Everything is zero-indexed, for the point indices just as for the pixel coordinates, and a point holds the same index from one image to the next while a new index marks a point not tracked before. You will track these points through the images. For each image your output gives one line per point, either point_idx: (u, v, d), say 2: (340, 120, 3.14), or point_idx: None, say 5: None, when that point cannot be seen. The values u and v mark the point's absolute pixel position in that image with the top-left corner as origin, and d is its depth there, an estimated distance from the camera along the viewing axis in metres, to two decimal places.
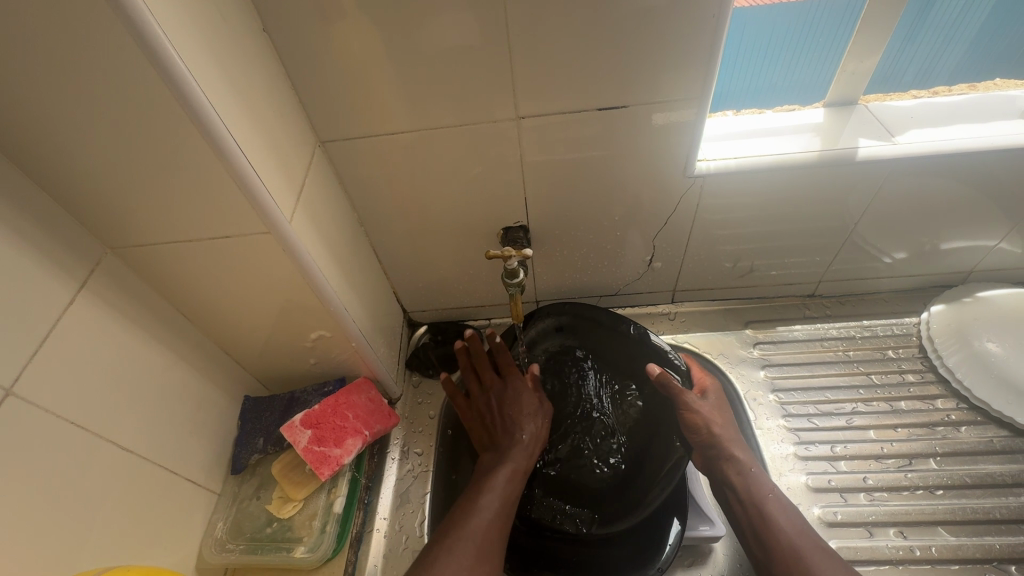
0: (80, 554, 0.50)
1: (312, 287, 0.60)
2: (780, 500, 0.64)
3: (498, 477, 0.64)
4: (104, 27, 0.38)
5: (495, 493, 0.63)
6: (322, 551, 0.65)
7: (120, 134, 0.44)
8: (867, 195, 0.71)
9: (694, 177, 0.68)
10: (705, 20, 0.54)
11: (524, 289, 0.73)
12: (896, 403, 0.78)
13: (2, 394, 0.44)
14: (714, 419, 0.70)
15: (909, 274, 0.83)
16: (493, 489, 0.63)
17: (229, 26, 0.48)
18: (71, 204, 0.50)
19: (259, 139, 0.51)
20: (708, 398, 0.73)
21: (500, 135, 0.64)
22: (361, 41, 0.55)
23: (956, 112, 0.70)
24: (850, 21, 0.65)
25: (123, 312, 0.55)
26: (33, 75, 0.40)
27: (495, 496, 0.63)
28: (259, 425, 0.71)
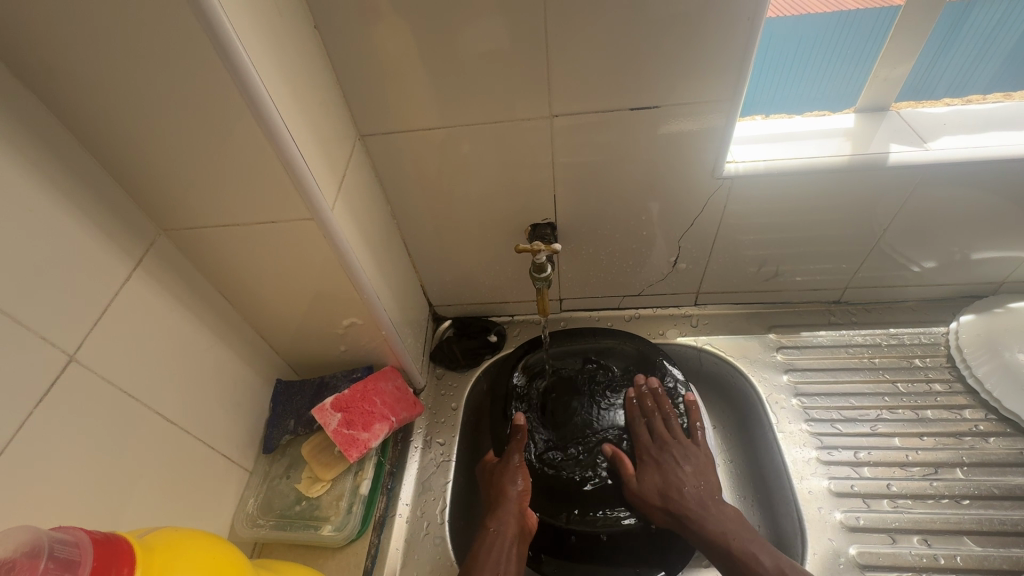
0: (126, 519, 0.53)
1: (349, 274, 0.62)
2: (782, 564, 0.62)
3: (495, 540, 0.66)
4: (175, 19, 0.41)
5: (506, 555, 0.65)
6: (348, 530, 0.67)
7: (182, 122, 0.47)
8: (898, 201, 0.71)
9: (723, 178, 0.69)
10: (739, 23, 0.55)
11: (550, 285, 0.75)
12: (922, 411, 0.77)
13: (65, 360, 0.47)
14: (683, 480, 0.69)
15: (938, 283, 0.83)
16: (503, 554, 0.65)
17: (284, 22, 0.51)
18: (131, 187, 0.53)
19: (307, 130, 0.54)
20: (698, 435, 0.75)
21: (533, 134, 0.66)
22: (404, 39, 0.58)
23: (991, 119, 0.69)
24: (882, 31, 0.65)
25: (172, 292, 0.59)
26: (108, 66, 0.44)
27: (505, 562, 0.64)
28: (291, 407, 0.74)
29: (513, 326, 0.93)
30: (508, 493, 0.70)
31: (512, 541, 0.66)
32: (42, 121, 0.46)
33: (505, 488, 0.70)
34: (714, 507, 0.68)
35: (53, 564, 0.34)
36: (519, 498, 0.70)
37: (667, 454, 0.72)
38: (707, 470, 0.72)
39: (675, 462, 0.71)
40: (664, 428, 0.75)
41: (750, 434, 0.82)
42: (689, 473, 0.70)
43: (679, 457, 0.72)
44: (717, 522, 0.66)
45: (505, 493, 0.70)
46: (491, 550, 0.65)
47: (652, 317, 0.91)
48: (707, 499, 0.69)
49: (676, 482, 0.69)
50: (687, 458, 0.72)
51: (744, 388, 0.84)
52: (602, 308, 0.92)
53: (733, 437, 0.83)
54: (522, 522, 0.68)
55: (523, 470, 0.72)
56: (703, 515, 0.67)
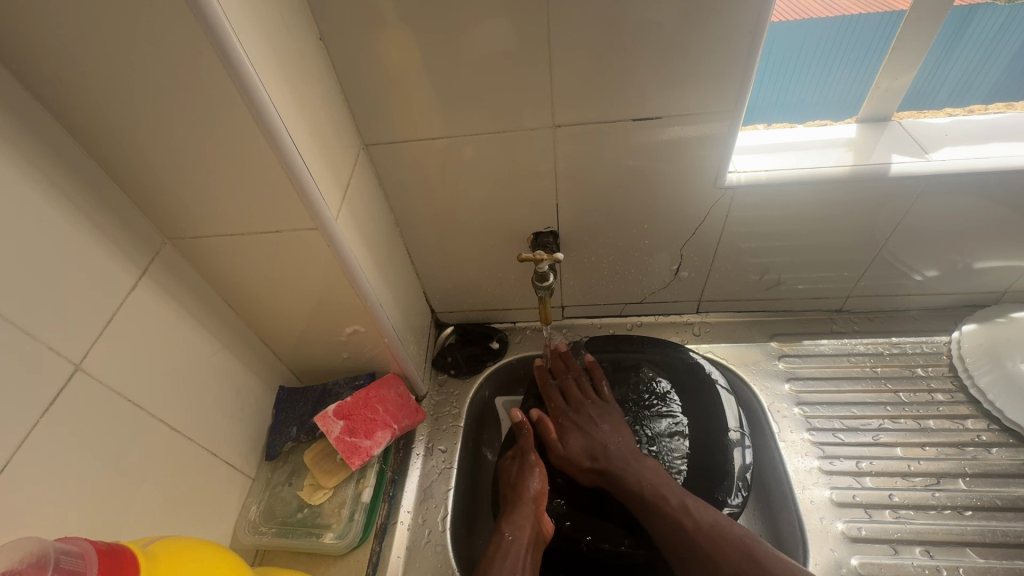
0: (129, 526, 0.53)
1: (352, 283, 0.62)
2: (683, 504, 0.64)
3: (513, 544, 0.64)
4: (183, 32, 0.41)
5: (523, 562, 0.62)
6: (350, 538, 0.67)
7: (189, 133, 0.48)
8: (900, 212, 0.71)
9: (724, 188, 0.69)
10: (740, 35, 0.55)
11: (552, 293, 0.75)
12: (924, 421, 0.77)
13: (71, 368, 0.48)
14: (603, 437, 0.73)
15: (940, 292, 0.83)
16: (521, 556, 0.63)
17: (290, 34, 0.51)
18: (137, 196, 0.53)
19: (311, 140, 0.54)
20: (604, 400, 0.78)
21: (536, 143, 0.66)
22: (409, 50, 0.58)
23: (993, 130, 0.70)
24: (882, 42, 0.66)
25: (177, 300, 0.59)
26: (117, 78, 0.44)
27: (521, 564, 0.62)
28: (293, 414, 0.74)
29: (515, 333, 0.93)
30: (525, 495, 0.69)
31: (528, 543, 0.65)
32: (51, 132, 0.46)
33: (522, 487, 0.70)
34: (631, 459, 0.70)
35: (59, 574, 0.34)
36: (536, 499, 0.69)
37: (585, 416, 0.76)
38: (623, 426, 0.75)
39: (594, 422, 0.75)
40: (579, 391, 0.79)
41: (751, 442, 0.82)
42: (607, 432, 0.74)
43: (596, 416, 0.76)
44: (636, 471, 0.69)
45: (522, 493, 0.69)
46: (508, 552, 0.63)
47: (654, 325, 0.91)
48: (627, 454, 0.71)
49: (601, 441, 0.73)
50: (603, 416, 0.76)
51: (745, 396, 0.83)
52: (604, 316, 0.92)
53: None
54: (538, 524, 0.67)
55: (540, 470, 0.72)
56: (623, 468, 0.69)
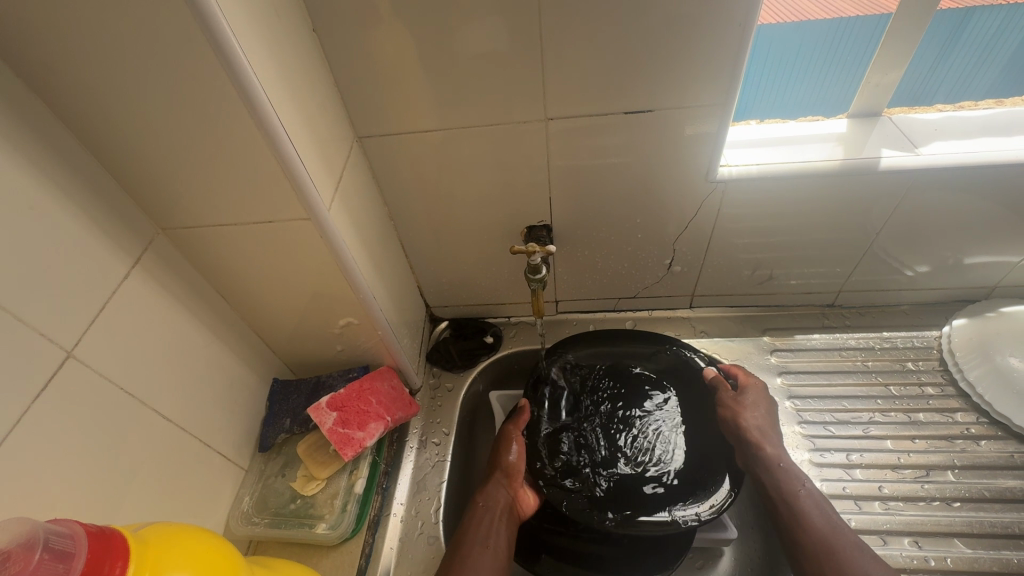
0: (121, 514, 0.53)
1: (345, 274, 0.63)
2: (812, 497, 0.65)
3: (488, 515, 0.66)
4: (175, 19, 0.42)
5: (495, 531, 0.65)
6: (342, 529, 0.67)
7: (182, 121, 0.48)
8: (890, 206, 0.72)
9: (716, 182, 0.69)
10: (731, 29, 0.56)
11: (545, 286, 0.76)
12: (914, 414, 0.77)
13: (63, 355, 0.48)
14: (746, 414, 0.71)
15: (932, 287, 0.83)
16: (493, 528, 0.65)
17: (283, 25, 0.52)
18: (130, 185, 0.54)
19: (304, 131, 0.54)
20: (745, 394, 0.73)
21: (528, 137, 0.66)
22: (402, 42, 0.58)
23: (981, 125, 0.70)
24: (870, 43, 0.67)
25: (170, 291, 0.59)
26: (108, 65, 0.44)
27: (494, 534, 0.65)
28: (287, 406, 0.74)
29: (509, 327, 0.94)
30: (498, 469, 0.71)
31: (502, 514, 0.67)
32: (43, 119, 0.47)
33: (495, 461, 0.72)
34: (774, 440, 0.70)
35: (48, 554, 0.34)
36: (512, 473, 0.71)
37: (746, 398, 0.73)
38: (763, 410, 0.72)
39: (755, 408, 0.72)
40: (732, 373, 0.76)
41: None
42: (764, 417, 0.71)
43: (756, 402, 0.72)
44: (792, 473, 0.67)
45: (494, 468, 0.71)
46: (481, 522, 0.65)
47: (647, 319, 0.92)
48: (780, 453, 0.69)
49: (761, 428, 0.70)
50: (758, 403, 0.72)
51: None
52: (597, 311, 0.93)
53: None
54: (510, 496, 0.69)
55: (519, 445, 0.73)
56: (768, 459, 0.68)
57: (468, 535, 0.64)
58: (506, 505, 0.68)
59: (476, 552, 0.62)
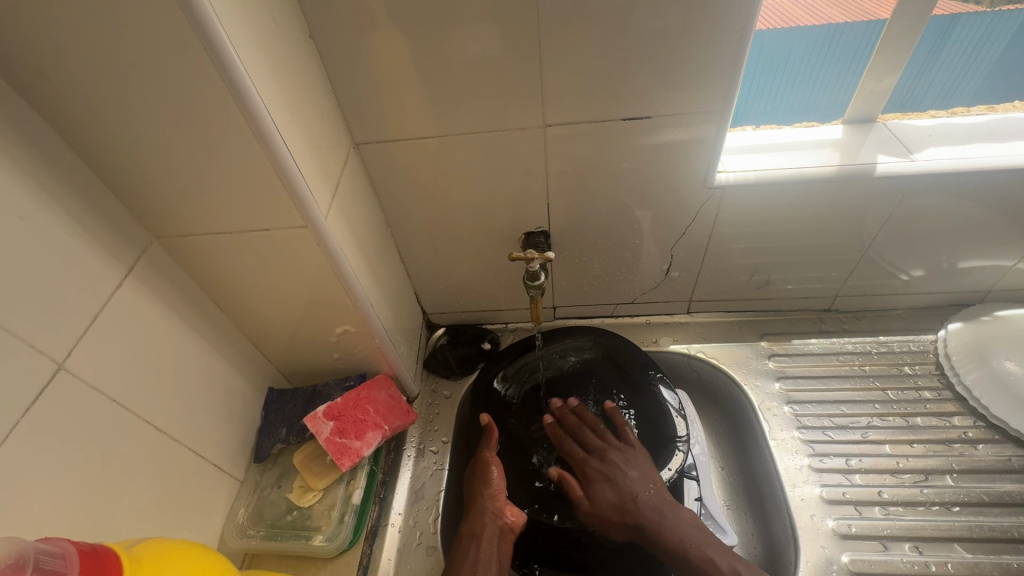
0: (114, 529, 0.52)
1: (342, 281, 0.62)
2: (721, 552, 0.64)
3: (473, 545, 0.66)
4: (170, 26, 0.41)
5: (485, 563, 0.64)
6: (339, 541, 0.66)
7: (176, 129, 0.47)
8: (887, 212, 0.72)
9: (714, 188, 0.70)
10: (729, 36, 0.56)
11: (543, 292, 0.75)
12: (912, 419, 0.77)
13: (55, 368, 0.47)
14: (632, 485, 0.68)
15: (927, 291, 0.84)
16: (483, 560, 0.65)
17: (279, 31, 0.51)
18: (123, 193, 0.53)
19: (301, 137, 0.54)
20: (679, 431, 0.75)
21: (526, 143, 0.66)
22: (400, 49, 0.58)
23: (975, 131, 0.71)
24: (865, 49, 0.67)
25: (163, 300, 0.58)
26: (101, 72, 0.44)
27: (483, 564, 0.64)
28: (283, 415, 0.73)
29: (507, 334, 0.93)
30: (482, 495, 0.70)
31: (490, 541, 0.66)
32: (33, 126, 0.46)
33: (477, 489, 0.70)
34: (676, 503, 0.68)
35: (39, 573, 0.33)
36: (494, 496, 0.70)
37: (612, 463, 0.71)
38: (650, 471, 0.70)
39: (621, 469, 0.70)
40: (597, 438, 0.74)
41: (742, 441, 0.82)
42: (635, 480, 0.69)
43: (621, 461, 0.71)
44: (674, 529, 0.65)
45: (477, 495, 0.70)
46: (468, 555, 0.65)
47: (646, 325, 0.91)
48: (662, 506, 0.67)
49: (630, 492, 0.68)
50: (631, 462, 0.71)
51: (735, 394, 0.84)
52: (595, 316, 0.92)
53: (727, 446, 0.83)
54: (500, 520, 0.68)
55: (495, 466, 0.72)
56: (659, 525, 0.66)
57: (461, 569, 0.63)
58: (496, 531, 0.67)
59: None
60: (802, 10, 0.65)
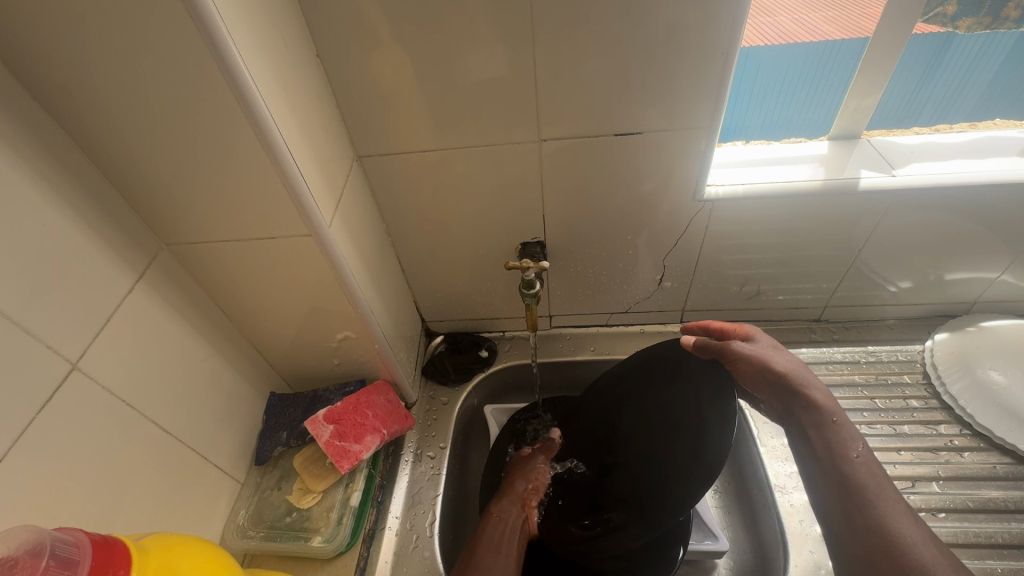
0: (119, 526, 0.54)
1: (343, 288, 0.64)
2: (866, 456, 0.54)
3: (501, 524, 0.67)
4: (188, 46, 0.44)
5: (508, 542, 0.65)
6: (337, 542, 0.68)
7: (189, 141, 0.50)
8: (871, 224, 0.74)
9: (703, 201, 0.72)
10: (715, 56, 0.59)
11: (539, 300, 0.77)
12: (899, 427, 0.79)
13: (68, 368, 0.49)
14: (769, 357, 0.60)
15: (914, 302, 0.86)
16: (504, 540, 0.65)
17: (288, 51, 0.54)
18: (136, 202, 0.55)
19: (307, 151, 0.56)
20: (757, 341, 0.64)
21: (522, 156, 0.69)
22: (402, 68, 0.61)
23: (955, 148, 0.74)
24: (849, 66, 0.70)
25: (172, 304, 0.60)
26: (121, 88, 0.46)
27: (507, 544, 0.65)
28: (284, 419, 0.75)
29: (504, 342, 0.95)
30: (519, 487, 0.73)
31: (514, 529, 0.68)
32: (54, 137, 0.48)
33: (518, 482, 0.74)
34: (813, 382, 0.59)
35: (53, 561, 0.35)
36: (532, 492, 0.73)
37: (759, 348, 0.62)
38: (807, 371, 0.60)
39: (765, 354, 0.61)
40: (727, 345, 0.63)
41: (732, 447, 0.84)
42: (786, 363, 0.60)
43: (771, 347, 0.63)
44: (829, 441, 0.55)
45: (514, 486, 0.73)
46: (494, 534, 0.66)
47: (639, 334, 0.93)
48: (798, 379, 0.59)
49: (787, 374, 0.59)
50: (776, 348, 0.63)
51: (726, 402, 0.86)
52: (590, 326, 0.94)
53: None
54: (524, 515, 0.70)
55: (541, 471, 0.75)
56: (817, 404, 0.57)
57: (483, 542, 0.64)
58: (521, 523, 0.69)
59: (488, 559, 0.62)
60: (802, 26, 0.68)
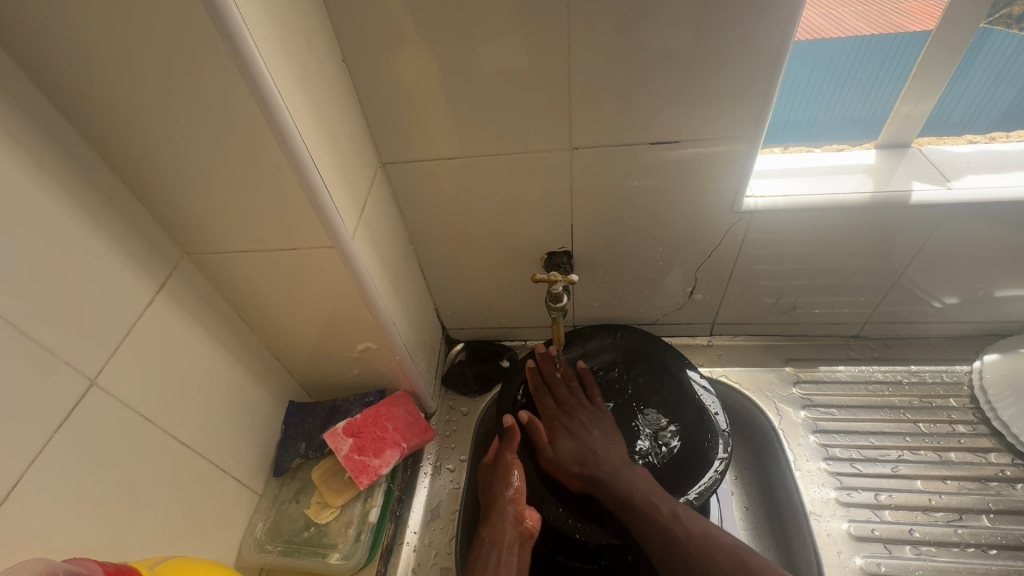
0: (137, 542, 0.53)
1: (365, 300, 0.62)
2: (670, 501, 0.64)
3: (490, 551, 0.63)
4: (211, 53, 0.42)
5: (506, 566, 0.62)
6: (355, 560, 0.66)
7: (211, 151, 0.48)
8: (921, 239, 0.70)
9: (741, 213, 0.69)
10: (760, 62, 0.55)
11: (565, 313, 0.74)
12: (945, 454, 0.75)
13: (87, 384, 0.48)
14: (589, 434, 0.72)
15: (961, 320, 0.81)
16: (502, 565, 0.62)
17: (313, 54, 0.52)
18: (157, 211, 0.54)
19: (330, 158, 0.54)
20: (597, 401, 0.76)
21: (551, 164, 0.66)
22: (429, 72, 0.59)
23: (1014, 158, 0.69)
24: (902, 70, 0.65)
25: (192, 315, 0.59)
26: (143, 98, 0.45)
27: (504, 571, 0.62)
28: (302, 429, 0.73)
29: (525, 351, 0.93)
30: (502, 497, 0.67)
31: (510, 548, 0.64)
32: (76, 146, 0.47)
33: (498, 492, 0.68)
34: (620, 461, 0.69)
35: None
36: (515, 500, 0.67)
37: (578, 420, 0.73)
38: (614, 434, 0.72)
39: (584, 427, 0.73)
40: (570, 394, 0.76)
41: (764, 468, 0.80)
42: (598, 438, 0.71)
43: (586, 422, 0.73)
44: (626, 480, 0.67)
45: (498, 499, 0.67)
46: (490, 562, 0.62)
47: (667, 346, 0.90)
48: (618, 463, 0.69)
49: (592, 448, 0.70)
50: (594, 422, 0.73)
51: (759, 420, 0.82)
52: None
53: (748, 471, 0.82)
54: (519, 528, 0.65)
55: (517, 470, 0.69)
56: (613, 478, 0.67)
57: None
58: (518, 535, 0.65)
59: None
60: (829, 22, 0.63)
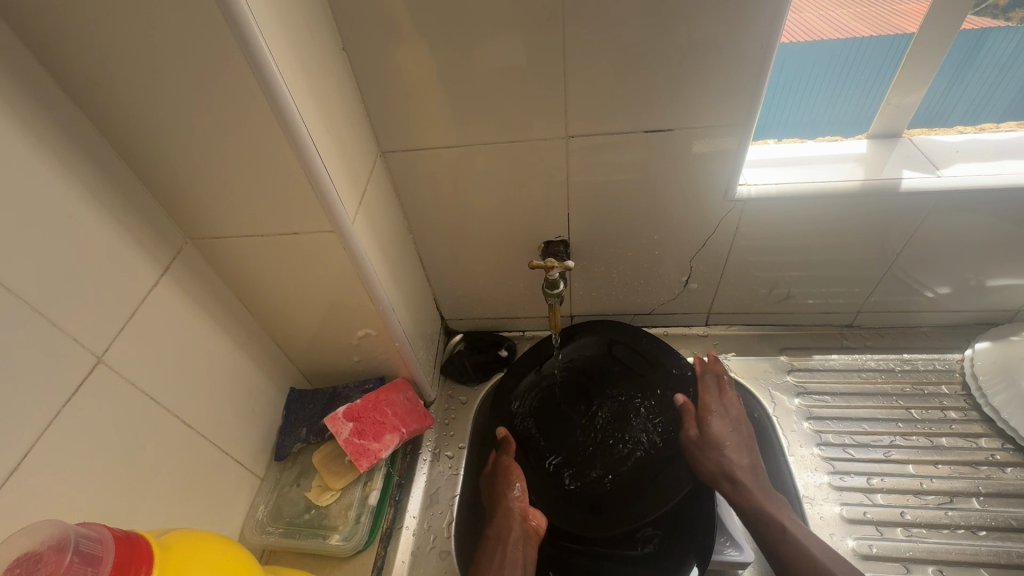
0: (141, 519, 0.54)
1: (365, 285, 0.63)
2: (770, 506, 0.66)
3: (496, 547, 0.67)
4: (215, 37, 0.43)
5: (512, 561, 0.65)
6: (355, 541, 0.67)
7: (214, 135, 0.50)
8: (912, 226, 0.71)
9: (734, 201, 0.70)
10: (752, 50, 0.56)
11: (562, 301, 0.76)
12: (936, 439, 0.76)
13: (93, 361, 0.49)
14: (723, 442, 0.71)
15: (953, 309, 0.82)
16: (510, 559, 0.66)
17: (314, 42, 0.53)
18: (161, 196, 0.55)
19: (331, 144, 0.56)
20: (728, 392, 0.77)
21: (548, 153, 0.67)
22: (427, 61, 0.60)
23: (1002, 147, 0.70)
24: (891, 63, 0.67)
25: (195, 299, 0.60)
26: (148, 82, 0.46)
27: (511, 565, 0.65)
28: (303, 415, 0.75)
29: (524, 341, 0.94)
30: (505, 496, 0.71)
31: (516, 545, 0.67)
32: (83, 130, 0.48)
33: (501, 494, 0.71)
34: (753, 482, 0.69)
35: (77, 557, 0.34)
36: (518, 500, 0.71)
37: (707, 409, 0.74)
38: (733, 405, 0.75)
39: (718, 412, 0.74)
40: (713, 395, 0.76)
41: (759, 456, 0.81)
42: (726, 426, 0.72)
43: (717, 411, 0.74)
44: (754, 484, 0.69)
45: (502, 499, 0.71)
46: (495, 556, 0.66)
47: (663, 336, 0.91)
48: (734, 447, 0.71)
49: (722, 442, 0.71)
50: (720, 413, 0.74)
51: (753, 408, 0.83)
52: None
53: None
54: (525, 525, 0.69)
55: (518, 473, 0.73)
56: (755, 496, 0.68)
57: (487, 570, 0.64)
58: (524, 533, 0.69)
59: None
60: (828, 23, 0.65)
